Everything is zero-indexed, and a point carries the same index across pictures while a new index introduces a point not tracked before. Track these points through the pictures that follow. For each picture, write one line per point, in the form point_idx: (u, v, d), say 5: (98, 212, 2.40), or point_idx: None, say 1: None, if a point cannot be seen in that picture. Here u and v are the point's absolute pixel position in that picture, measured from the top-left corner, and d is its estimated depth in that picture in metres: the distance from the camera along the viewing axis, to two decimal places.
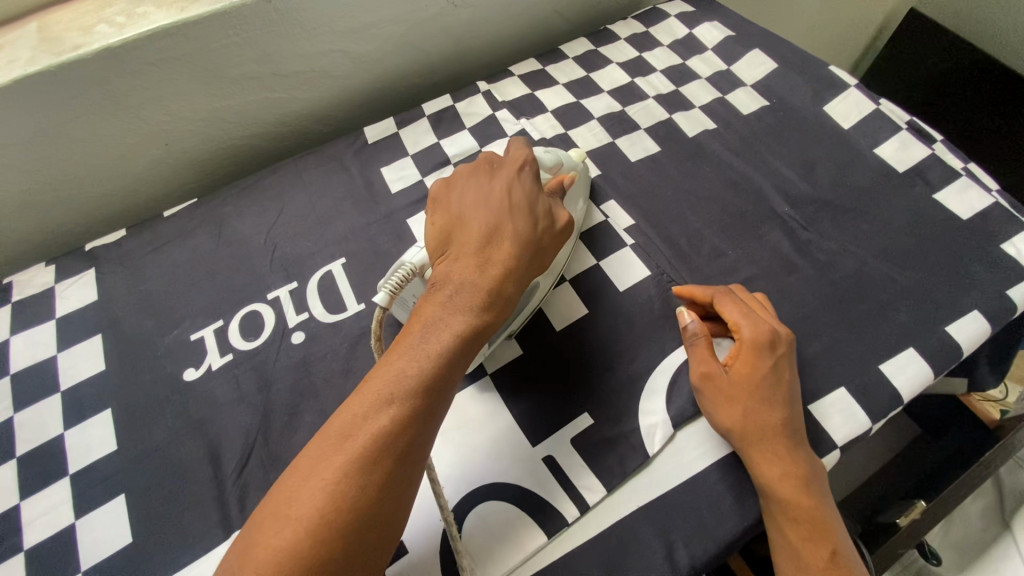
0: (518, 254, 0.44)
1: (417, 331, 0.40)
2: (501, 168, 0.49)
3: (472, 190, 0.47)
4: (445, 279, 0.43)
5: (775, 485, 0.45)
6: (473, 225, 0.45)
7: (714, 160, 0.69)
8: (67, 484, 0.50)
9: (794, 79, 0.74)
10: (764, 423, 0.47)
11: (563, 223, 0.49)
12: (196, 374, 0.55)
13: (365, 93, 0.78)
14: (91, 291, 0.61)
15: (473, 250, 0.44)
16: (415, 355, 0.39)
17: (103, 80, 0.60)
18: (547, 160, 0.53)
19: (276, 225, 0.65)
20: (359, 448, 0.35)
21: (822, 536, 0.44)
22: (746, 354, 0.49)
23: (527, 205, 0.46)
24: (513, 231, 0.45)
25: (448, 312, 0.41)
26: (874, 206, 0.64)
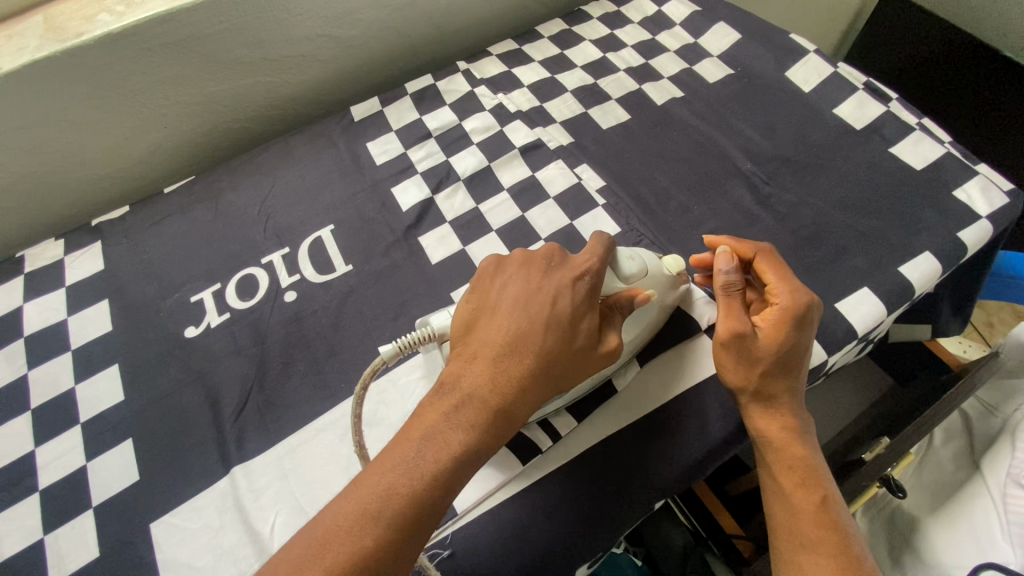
0: (537, 369, 0.42)
1: (417, 440, 0.39)
2: (559, 269, 0.46)
3: (516, 283, 0.46)
4: (454, 384, 0.42)
5: (770, 435, 0.49)
6: (498, 326, 0.44)
7: (681, 125, 0.73)
8: (79, 431, 0.54)
9: (757, 49, 0.78)
10: (774, 382, 0.49)
11: (607, 349, 0.45)
12: (196, 331, 0.59)
13: (352, 76, 0.82)
14: (97, 260, 0.65)
15: (491, 358, 0.42)
16: (408, 470, 0.38)
17: (105, 65, 0.64)
18: (629, 267, 0.50)
19: (268, 197, 0.69)
20: (334, 567, 0.34)
21: (814, 481, 0.47)
22: (779, 322, 0.48)
23: (569, 318, 0.44)
24: (541, 344, 0.43)
25: (450, 426, 0.40)
26: (831, 161, 0.68)
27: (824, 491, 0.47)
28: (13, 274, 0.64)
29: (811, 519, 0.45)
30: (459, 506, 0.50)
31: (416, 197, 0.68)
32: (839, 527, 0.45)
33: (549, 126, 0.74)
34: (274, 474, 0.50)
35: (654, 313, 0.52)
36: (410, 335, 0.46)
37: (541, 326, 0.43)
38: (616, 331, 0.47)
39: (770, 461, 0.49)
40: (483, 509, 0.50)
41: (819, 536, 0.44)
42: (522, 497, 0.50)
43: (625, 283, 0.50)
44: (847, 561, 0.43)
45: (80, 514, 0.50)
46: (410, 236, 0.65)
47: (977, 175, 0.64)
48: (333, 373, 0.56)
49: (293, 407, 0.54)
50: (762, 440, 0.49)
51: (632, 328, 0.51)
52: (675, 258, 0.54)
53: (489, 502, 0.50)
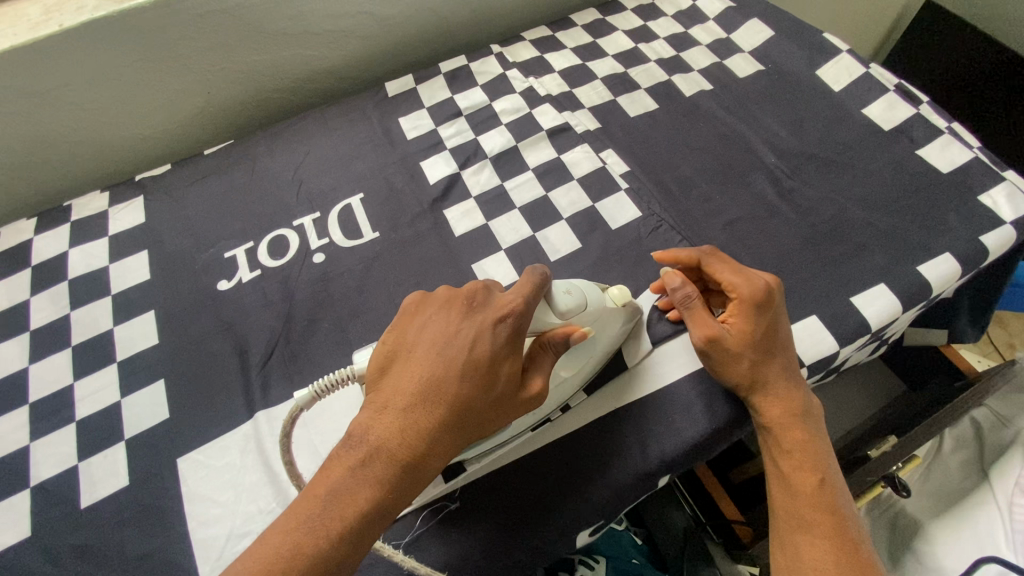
0: (450, 421, 0.40)
1: (321, 497, 0.38)
2: (480, 310, 0.44)
3: (435, 326, 0.43)
4: (363, 436, 0.40)
5: (772, 418, 0.49)
6: (412, 374, 0.42)
7: (708, 116, 0.73)
8: (115, 369, 0.57)
9: (790, 46, 0.79)
10: (768, 371, 0.49)
11: (532, 394, 0.43)
12: (228, 285, 0.62)
13: (388, 53, 0.84)
14: (139, 213, 0.68)
15: (402, 408, 0.40)
16: (312, 528, 0.37)
17: (158, 27, 0.68)
18: (565, 302, 0.47)
19: (302, 164, 0.71)
20: None
21: (813, 463, 0.47)
22: (746, 313, 0.49)
23: (488, 365, 0.42)
24: (456, 393, 0.41)
25: (359, 481, 0.39)
26: (856, 160, 0.68)
27: (822, 473, 0.47)
28: (59, 221, 0.67)
29: (806, 502, 0.46)
30: (468, 465, 0.50)
31: (444, 171, 0.70)
32: (835, 509, 0.46)
33: (577, 111, 0.75)
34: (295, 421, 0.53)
35: (596, 344, 0.51)
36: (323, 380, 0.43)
37: (456, 374, 0.41)
38: (545, 369, 0.45)
39: (772, 443, 0.50)
40: (490, 469, 0.51)
41: (813, 517, 0.45)
42: (529, 459, 0.52)
43: (562, 317, 0.47)
44: (839, 541, 0.44)
45: (112, 445, 0.53)
46: (435, 209, 0.67)
47: (1003, 180, 0.64)
48: (355, 332, 0.58)
49: (316, 361, 0.56)
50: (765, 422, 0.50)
51: (568, 362, 0.50)
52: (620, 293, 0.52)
53: (497, 463, 0.51)
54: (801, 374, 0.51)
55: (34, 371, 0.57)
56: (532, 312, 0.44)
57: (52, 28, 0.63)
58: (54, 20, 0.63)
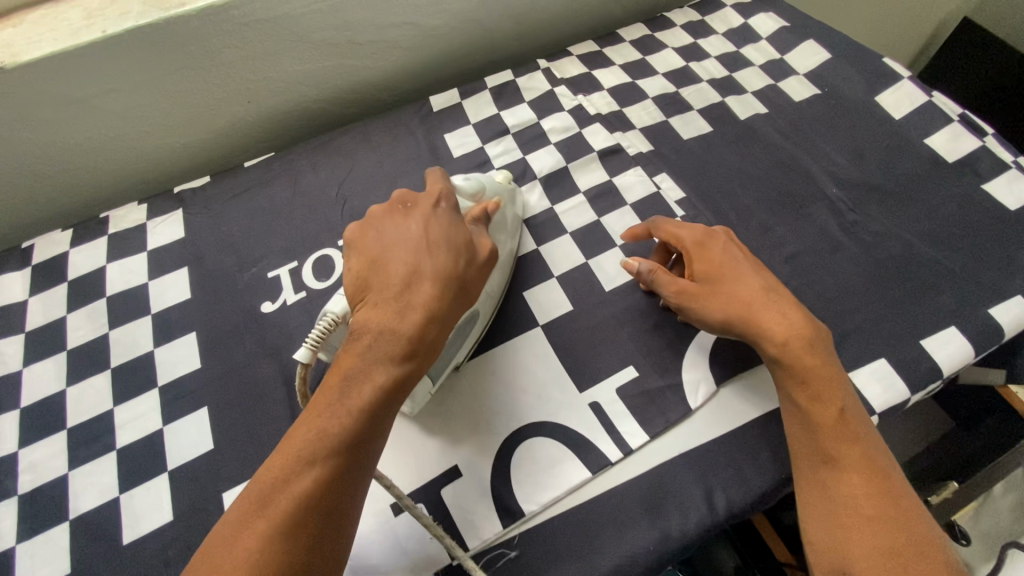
0: (437, 292, 0.45)
1: (337, 386, 0.42)
2: (418, 207, 0.51)
3: (392, 233, 0.49)
4: (360, 330, 0.44)
5: (787, 353, 0.49)
6: (390, 270, 0.47)
7: (765, 141, 0.71)
8: (156, 394, 0.55)
9: (848, 70, 0.76)
10: (746, 297, 0.51)
11: (486, 254, 0.51)
12: (272, 307, 0.60)
13: (431, 65, 0.82)
14: (178, 228, 0.66)
15: (392, 296, 0.45)
16: (335, 412, 0.41)
17: (202, 36, 0.65)
18: (468, 189, 0.56)
19: (346, 180, 0.69)
20: (280, 515, 0.37)
21: (830, 395, 0.47)
22: (696, 256, 0.55)
23: (445, 240, 0.49)
24: (434, 270, 0.46)
25: (367, 363, 0.43)
26: (921, 192, 0.66)
27: (841, 404, 0.47)
28: (96, 234, 0.65)
29: (832, 436, 0.46)
30: (526, 509, 0.49)
31: None
32: (859, 437, 0.46)
33: (629, 132, 0.73)
34: None
35: (506, 221, 0.60)
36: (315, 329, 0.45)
37: (427, 255, 0.47)
38: (485, 235, 0.53)
39: (786, 379, 0.49)
40: (549, 514, 0.49)
41: (842, 453, 0.45)
42: (590, 506, 0.49)
43: (471, 199, 0.56)
44: (870, 473, 0.45)
45: (155, 477, 0.51)
46: None
47: None
48: None
49: None
50: (777, 355, 0.49)
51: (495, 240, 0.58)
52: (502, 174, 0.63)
53: (556, 508, 0.49)
54: (784, 292, 0.53)
55: (73, 394, 0.55)
56: (453, 195, 0.53)
57: (94, 34, 0.60)
58: (96, 27, 0.61)
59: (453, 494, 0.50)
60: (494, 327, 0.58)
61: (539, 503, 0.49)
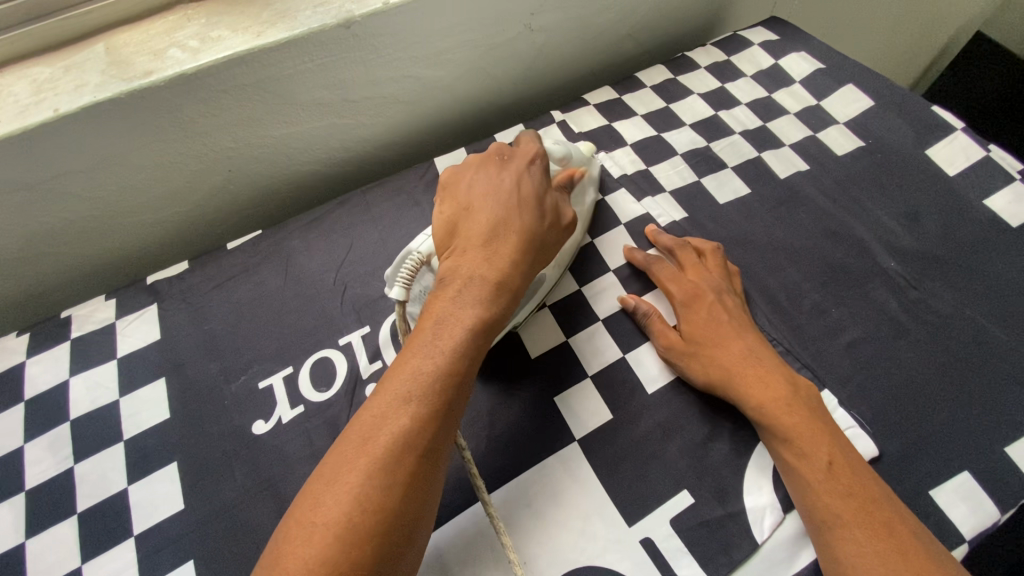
0: (521, 244, 0.46)
1: (430, 327, 0.42)
2: (511, 162, 0.52)
3: (482, 181, 0.50)
4: (455, 272, 0.44)
5: (765, 411, 0.47)
6: (483, 216, 0.47)
7: (809, 204, 0.64)
8: (132, 546, 0.46)
9: (893, 119, 0.70)
10: (732, 361, 0.50)
11: (568, 220, 0.52)
12: (266, 427, 0.52)
13: (434, 118, 0.74)
14: (153, 329, 0.57)
15: (480, 241, 0.46)
16: (429, 351, 0.40)
17: (174, 106, 0.57)
18: (555, 153, 0.57)
19: (345, 262, 0.61)
20: (378, 448, 0.36)
21: (814, 448, 0.45)
22: (687, 311, 0.55)
23: (534, 199, 0.49)
24: (522, 223, 0.47)
25: (460, 305, 0.42)
26: (986, 264, 0.60)
27: (829, 455, 0.45)
28: (58, 339, 0.57)
29: (823, 492, 0.43)
30: None
31: None
32: (851, 491, 0.43)
33: (658, 196, 0.66)
34: None
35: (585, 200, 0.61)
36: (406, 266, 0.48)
37: (518, 209, 0.48)
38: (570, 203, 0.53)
39: (773, 440, 0.47)
40: None
41: (832, 511, 0.43)
42: None
43: (558, 163, 0.57)
44: (873, 528, 0.41)
45: None
46: None
47: None
48: None
49: None
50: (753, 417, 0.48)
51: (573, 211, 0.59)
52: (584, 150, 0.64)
53: None
54: (771, 355, 0.51)
55: (33, 548, 0.47)
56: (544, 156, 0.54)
57: (45, 113, 0.52)
58: (47, 103, 0.52)
59: None
60: (525, 444, 0.52)
61: None
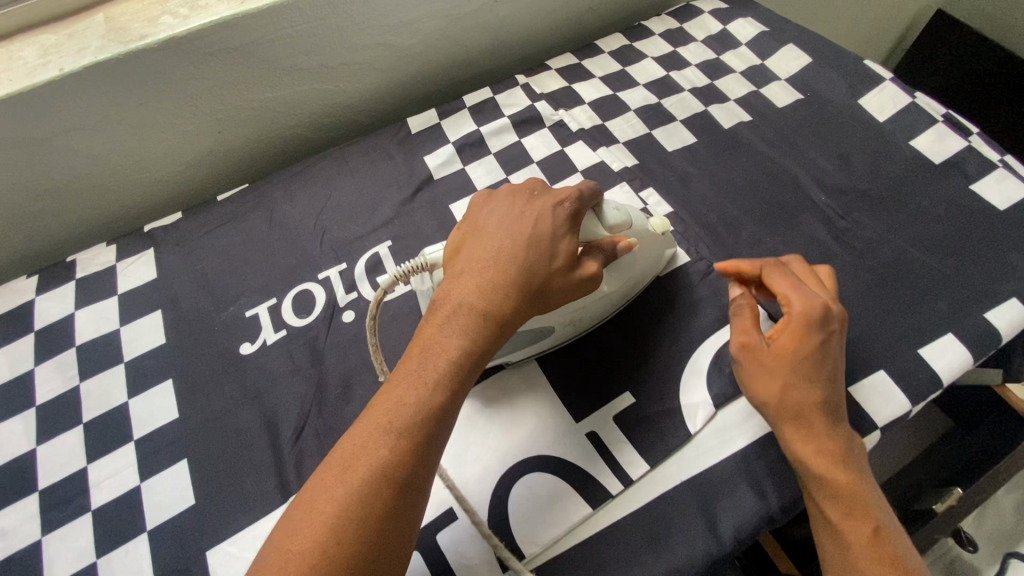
0: (517, 281, 0.44)
1: (418, 357, 0.42)
2: (536, 199, 0.49)
3: (498, 212, 0.49)
4: (449, 302, 0.44)
5: (816, 461, 0.44)
6: (485, 246, 0.46)
7: (750, 150, 0.70)
8: (133, 448, 0.52)
9: (829, 73, 0.76)
10: (803, 395, 0.45)
11: (586, 274, 0.47)
12: (252, 348, 0.57)
13: (408, 85, 0.80)
14: (150, 269, 0.63)
15: (477, 273, 0.45)
16: (414, 383, 0.40)
17: (167, 68, 0.63)
18: (614, 217, 0.50)
19: (324, 209, 0.67)
20: (354, 478, 0.36)
21: (864, 511, 0.42)
22: (793, 331, 0.46)
23: (547, 236, 0.46)
24: (523, 258, 0.45)
25: (448, 338, 0.42)
26: (910, 196, 0.65)
27: (876, 523, 0.42)
28: (64, 279, 0.63)
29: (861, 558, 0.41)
30: (525, 550, 0.47)
31: None
32: (894, 563, 0.40)
33: (612, 146, 0.72)
34: None
35: (636, 266, 0.54)
36: (405, 265, 0.48)
37: (524, 243, 0.45)
38: (597, 259, 0.48)
39: (821, 491, 0.44)
40: (549, 555, 0.47)
41: None
42: (590, 544, 0.48)
43: (610, 230, 0.51)
44: None
45: (133, 539, 0.48)
46: None
47: None
48: None
49: None
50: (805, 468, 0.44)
51: (614, 275, 0.53)
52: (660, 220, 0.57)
53: (556, 548, 0.48)
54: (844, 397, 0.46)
55: (44, 452, 0.52)
56: (584, 210, 0.48)
57: (50, 73, 0.58)
58: (53, 65, 0.58)
59: (448, 539, 0.48)
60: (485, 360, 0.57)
61: (538, 544, 0.47)
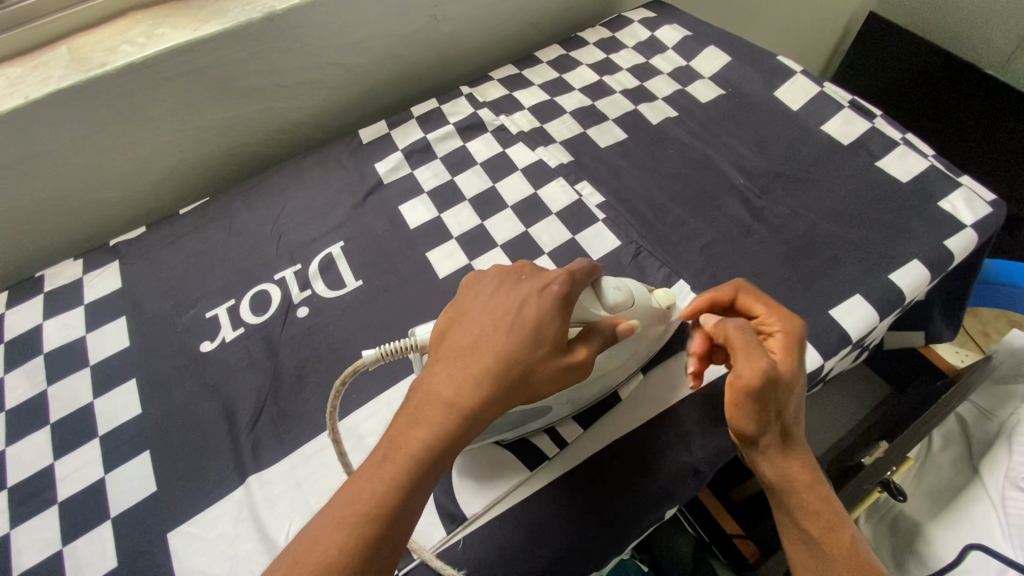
0: (493, 373, 0.40)
1: (385, 447, 0.40)
2: (529, 280, 0.45)
3: (488, 291, 0.45)
4: (423, 386, 0.42)
5: (795, 482, 0.45)
6: (465, 330, 0.43)
7: (676, 142, 0.76)
8: (98, 444, 0.55)
9: (746, 70, 0.82)
10: (785, 421, 0.45)
11: (575, 362, 0.43)
12: (211, 346, 0.61)
13: (360, 100, 0.86)
14: (115, 279, 0.67)
15: (454, 360, 0.42)
16: (377, 473, 0.39)
17: (127, 93, 0.68)
18: (614, 296, 0.48)
19: (280, 216, 0.71)
20: (303, 573, 0.35)
21: (841, 523, 0.44)
22: (792, 352, 0.45)
23: (530, 321, 0.42)
24: (501, 345, 0.41)
25: (417, 428, 0.40)
26: (820, 174, 0.71)
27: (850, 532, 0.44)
28: (32, 293, 0.66)
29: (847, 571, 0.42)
30: (467, 512, 0.51)
31: (424, 216, 0.71)
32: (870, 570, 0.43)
33: (550, 145, 0.77)
34: (288, 483, 0.51)
35: (635, 343, 0.52)
36: (392, 344, 0.45)
37: (503, 328, 0.42)
38: (592, 345, 0.45)
39: (799, 510, 0.45)
40: (491, 515, 0.51)
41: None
42: (528, 502, 0.51)
43: (611, 310, 0.48)
44: None
45: (97, 525, 0.51)
46: (418, 252, 0.67)
47: (958, 186, 0.67)
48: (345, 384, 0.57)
49: (308, 418, 0.55)
50: (780, 489, 0.45)
51: (613, 354, 0.51)
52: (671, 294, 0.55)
53: (498, 508, 0.51)
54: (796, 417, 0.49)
55: (13, 452, 0.55)
56: (576, 289, 0.44)
57: (16, 101, 0.62)
58: (18, 94, 0.63)
59: None
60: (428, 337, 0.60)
61: (480, 504, 0.51)
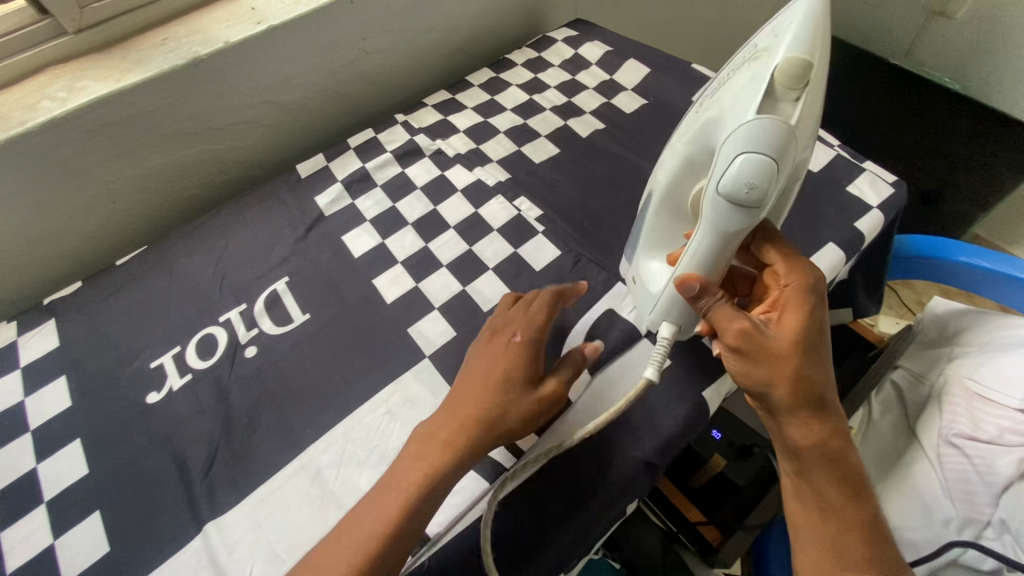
0: (472, 426, 0.46)
1: (382, 493, 0.45)
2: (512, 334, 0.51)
3: (487, 348, 0.51)
4: (425, 439, 0.47)
5: (807, 441, 0.47)
6: (467, 381, 0.49)
7: (605, 153, 0.80)
8: (44, 510, 0.53)
9: (665, 79, 0.87)
10: (800, 383, 0.46)
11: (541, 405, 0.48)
12: (158, 397, 0.60)
13: (297, 136, 0.87)
14: (52, 339, 0.65)
15: (448, 418, 0.47)
16: (365, 522, 0.43)
17: (50, 149, 0.66)
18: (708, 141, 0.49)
19: (222, 257, 0.71)
20: None
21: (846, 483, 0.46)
22: (783, 310, 0.47)
23: (509, 380, 0.48)
24: (479, 402, 0.46)
25: (410, 478, 0.45)
26: None
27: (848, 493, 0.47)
28: None
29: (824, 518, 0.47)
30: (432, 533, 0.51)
31: (367, 243, 0.72)
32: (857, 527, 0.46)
33: (487, 165, 0.79)
34: (247, 526, 0.51)
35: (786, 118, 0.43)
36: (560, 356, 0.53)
37: (491, 385, 0.47)
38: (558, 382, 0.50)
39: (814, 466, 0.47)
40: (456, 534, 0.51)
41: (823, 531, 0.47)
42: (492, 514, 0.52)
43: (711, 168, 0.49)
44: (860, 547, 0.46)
45: None
46: (363, 280, 0.68)
47: (863, 171, 0.73)
48: (298, 420, 0.57)
49: (263, 458, 0.55)
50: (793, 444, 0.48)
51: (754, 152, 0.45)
52: (795, 59, 0.40)
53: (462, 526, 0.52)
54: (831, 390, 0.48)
55: None
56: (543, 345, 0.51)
57: None
58: None
59: None
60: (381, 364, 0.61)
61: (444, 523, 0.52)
